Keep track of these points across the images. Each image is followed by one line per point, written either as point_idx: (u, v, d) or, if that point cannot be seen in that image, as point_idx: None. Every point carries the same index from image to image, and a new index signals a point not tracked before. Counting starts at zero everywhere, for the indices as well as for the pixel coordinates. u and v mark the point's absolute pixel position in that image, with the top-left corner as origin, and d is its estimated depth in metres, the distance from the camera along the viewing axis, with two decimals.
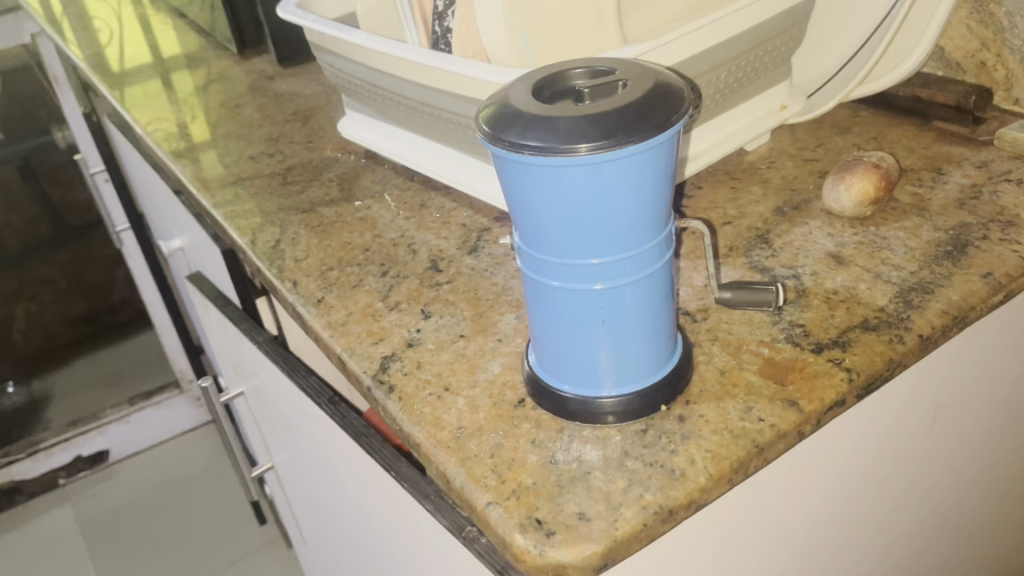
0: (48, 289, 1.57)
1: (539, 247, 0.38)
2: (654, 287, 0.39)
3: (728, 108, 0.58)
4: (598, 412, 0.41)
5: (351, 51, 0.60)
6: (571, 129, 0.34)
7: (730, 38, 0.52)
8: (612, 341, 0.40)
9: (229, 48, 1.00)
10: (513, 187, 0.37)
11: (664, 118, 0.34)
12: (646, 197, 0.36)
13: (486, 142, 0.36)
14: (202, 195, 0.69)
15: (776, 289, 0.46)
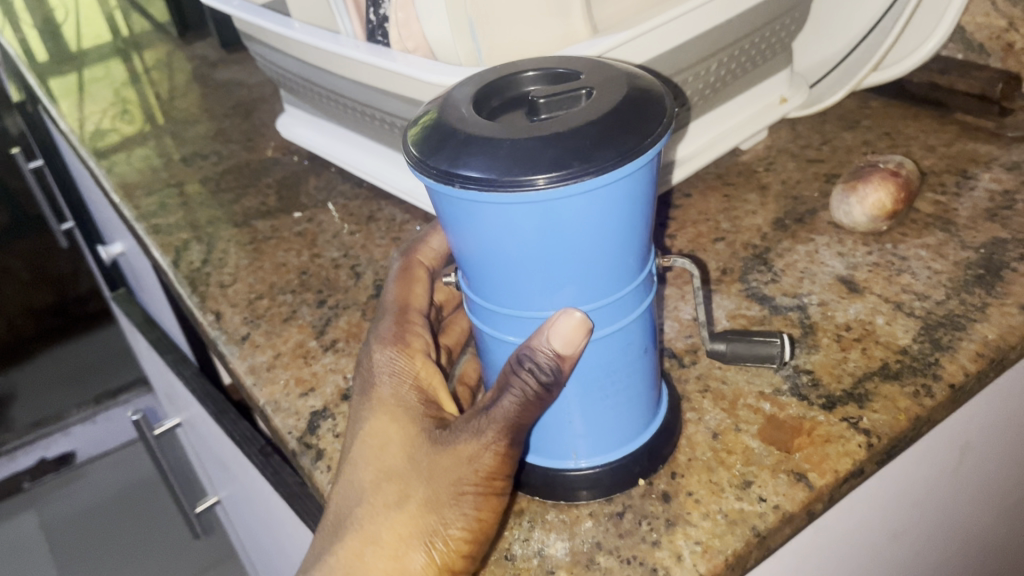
0: (9, 281, 1.36)
1: (490, 295, 0.30)
2: (632, 341, 0.31)
3: (721, 104, 0.50)
4: (568, 488, 0.34)
5: (282, 43, 0.51)
6: (515, 155, 0.24)
7: (723, 23, 0.44)
8: (579, 407, 0.32)
9: (172, 32, 0.92)
10: (446, 218, 0.28)
11: (642, 136, 0.25)
12: (619, 234, 0.27)
13: (414, 172, 0.27)
14: (124, 205, 0.61)
15: (781, 341, 0.37)
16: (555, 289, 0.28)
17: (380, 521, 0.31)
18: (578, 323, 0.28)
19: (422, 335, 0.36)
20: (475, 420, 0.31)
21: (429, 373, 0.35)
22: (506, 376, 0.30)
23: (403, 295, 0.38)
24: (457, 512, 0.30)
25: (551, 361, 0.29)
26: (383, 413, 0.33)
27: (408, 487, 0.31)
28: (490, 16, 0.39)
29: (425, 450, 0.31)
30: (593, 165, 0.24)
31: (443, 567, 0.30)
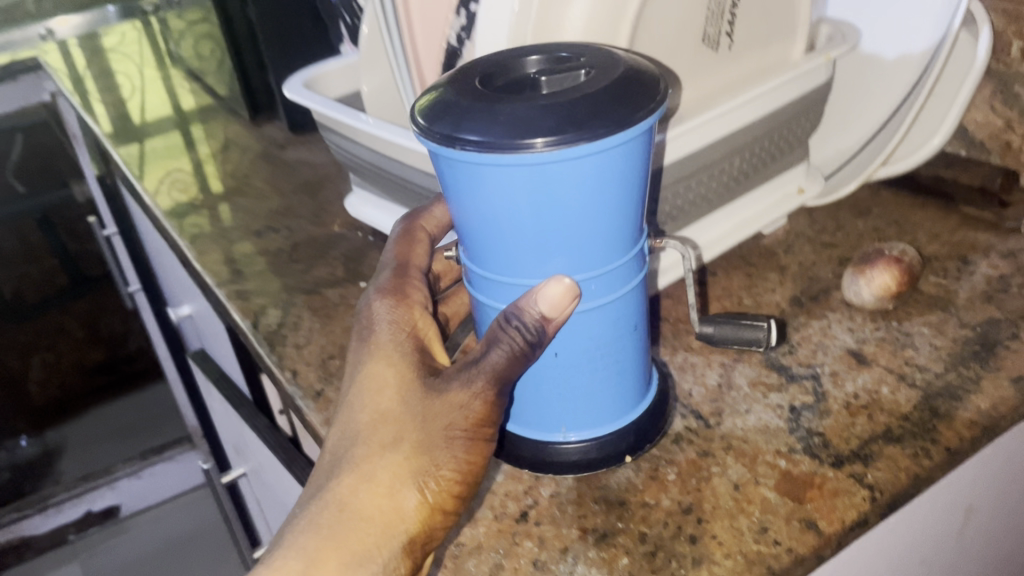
0: (64, 339, 1.56)
1: (495, 249, 0.37)
2: (621, 313, 0.39)
3: (743, 193, 0.56)
4: (558, 456, 0.43)
5: (355, 134, 0.59)
6: (512, 121, 0.31)
7: (742, 126, 0.50)
8: (570, 375, 0.41)
9: (241, 114, 1.01)
10: (451, 180, 0.35)
11: (634, 109, 0.32)
12: (604, 198, 0.34)
13: (424, 134, 0.33)
14: (205, 272, 0.68)
15: (765, 327, 0.48)
16: (551, 247, 0.35)
17: (374, 460, 0.35)
18: (566, 289, 0.36)
19: (420, 291, 0.43)
20: (467, 371, 0.37)
21: (423, 327, 0.41)
22: (495, 333, 0.37)
23: (404, 252, 0.44)
24: (448, 454, 0.36)
25: (537, 319, 0.36)
26: (379, 360, 0.39)
27: (402, 429, 0.36)
28: None
29: (418, 395, 0.37)
30: (586, 131, 0.31)
31: (431, 507, 0.36)
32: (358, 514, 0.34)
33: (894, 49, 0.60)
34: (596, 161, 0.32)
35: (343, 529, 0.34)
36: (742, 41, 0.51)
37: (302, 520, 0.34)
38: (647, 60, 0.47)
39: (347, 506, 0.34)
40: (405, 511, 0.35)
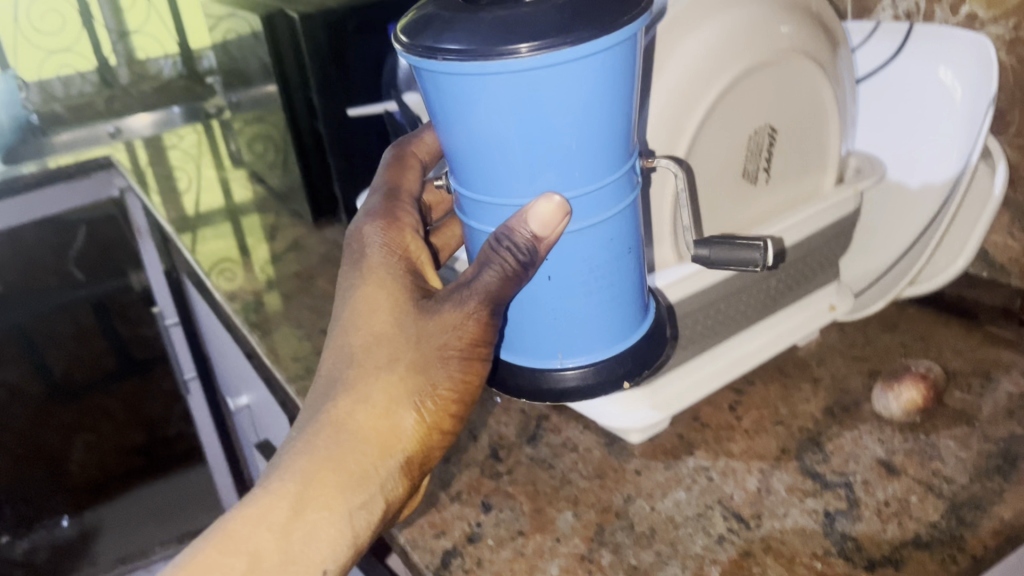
0: (107, 422, 1.56)
1: (490, 168, 0.39)
2: (614, 236, 0.41)
3: (780, 309, 0.61)
4: (557, 383, 0.44)
5: None
6: (493, 28, 0.34)
7: (778, 251, 0.55)
8: (564, 299, 0.42)
9: (305, 217, 1.08)
10: (439, 103, 0.38)
11: (618, 15, 0.34)
12: (592, 105, 0.36)
13: (411, 53, 0.36)
14: (276, 368, 0.74)
15: (762, 247, 0.45)
16: (541, 163, 0.38)
17: (375, 383, 0.43)
18: (556, 207, 0.38)
19: (409, 215, 0.50)
20: (460, 293, 0.43)
21: (412, 250, 0.48)
22: (488, 255, 0.40)
23: (395, 179, 0.53)
24: (440, 372, 0.43)
25: (528, 240, 0.38)
26: (373, 284, 0.46)
27: (397, 350, 0.43)
28: None
29: (412, 318, 0.44)
30: (571, 36, 0.33)
31: (424, 421, 0.43)
32: (358, 431, 0.42)
33: (919, 178, 0.66)
34: (582, 67, 0.34)
35: (345, 444, 0.42)
36: (778, 175, 0.57)
37: (308, 437, 0.42)
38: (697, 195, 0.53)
39: (346, 423, 0.42)
40: (402, 428, 0.43)
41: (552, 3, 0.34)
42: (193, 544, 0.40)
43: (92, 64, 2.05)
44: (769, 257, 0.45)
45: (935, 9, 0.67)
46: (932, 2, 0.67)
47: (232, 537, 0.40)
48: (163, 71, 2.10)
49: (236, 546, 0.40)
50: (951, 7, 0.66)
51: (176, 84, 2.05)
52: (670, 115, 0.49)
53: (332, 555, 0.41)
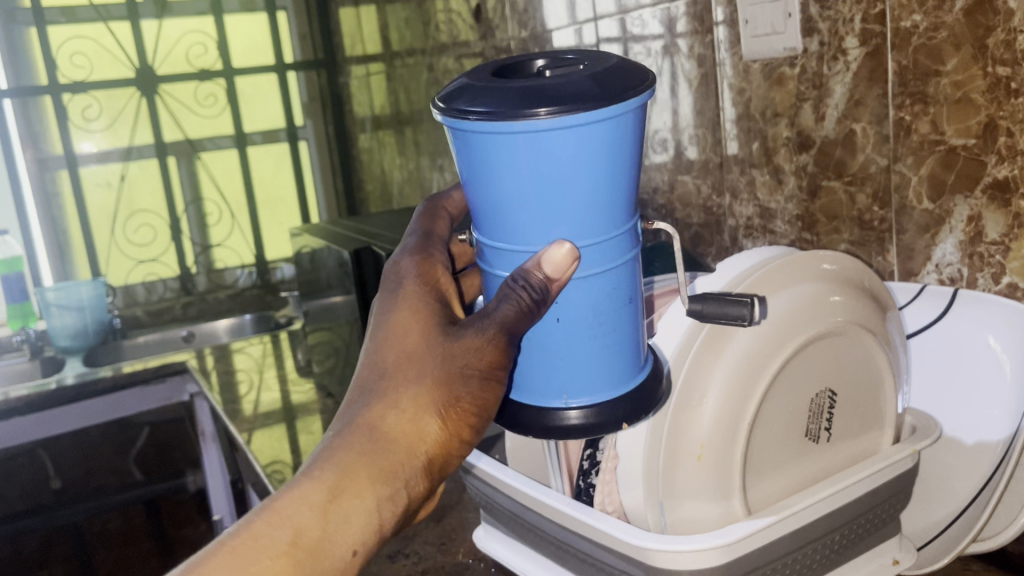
0: None
1: (510, 219, 0.47)
2: (616, 285, 0.49)
3: (842, 562, 0.61)
4: (561, 420, 0.50)
5: (500, 486, 0.65)
6: (519, 98, 0.43)
7: (838, 507, 0.57)
8: (572, 341, 0.49)
9: None
10: (471, 163, 0.47)
11: (624, 90, 0.44)
12: (599, 165, 0.45)
13: (449, 118, 0.45)
14: None
15: (750, 304, 0.51)
16: (554, 216, 0.46)
17: (405, 392, 0.49)
18: (567, 252, 0.46)
19: (439, 253, 0.56)
20: (480, 321, 0.48)
21: (442, 284, 0.54)
22: (507, 291, 0.47)
23: (427, 224, 0.59)
24: (463, 387, 0.49)
25: (543, 280, 0.46)
26: (405, 307, 0.51)
27: (425, 366, 0.49)
28: (673, 496, 0.56)
29: (439, 339, 0.49)
30: (583, 104, 0.42)
31: (447, 429, 0.49)
32: (389, 433, 0.48)
33: (972, 434, 0.70)
34: (592, 129, 0.43)
35: (376, 445, 0.48)
36: (839, 433, 0.61)
37: (346, 435, 0.48)
38: (759, 450, 0.58)
39: (377, 424, 0.48)
40: (427, 433, 0.49)
41: (570, 80, 0.44)
42: (246, 516, 0.47)
43: (175, 271, 2.38)
44: (755, 313, 0.52)
45: (977, 276, 0.71)
46: (975, 270, 0.71)
47: (277, 513, 0.46)
48: (238, 281, 2.44)
49: (281, 520, 0.46)
50: (992, 276, 0.70)
51: (250, 294, 2.44)
52: (738, 385, 0.55)
53: (362, 535, 0.48)
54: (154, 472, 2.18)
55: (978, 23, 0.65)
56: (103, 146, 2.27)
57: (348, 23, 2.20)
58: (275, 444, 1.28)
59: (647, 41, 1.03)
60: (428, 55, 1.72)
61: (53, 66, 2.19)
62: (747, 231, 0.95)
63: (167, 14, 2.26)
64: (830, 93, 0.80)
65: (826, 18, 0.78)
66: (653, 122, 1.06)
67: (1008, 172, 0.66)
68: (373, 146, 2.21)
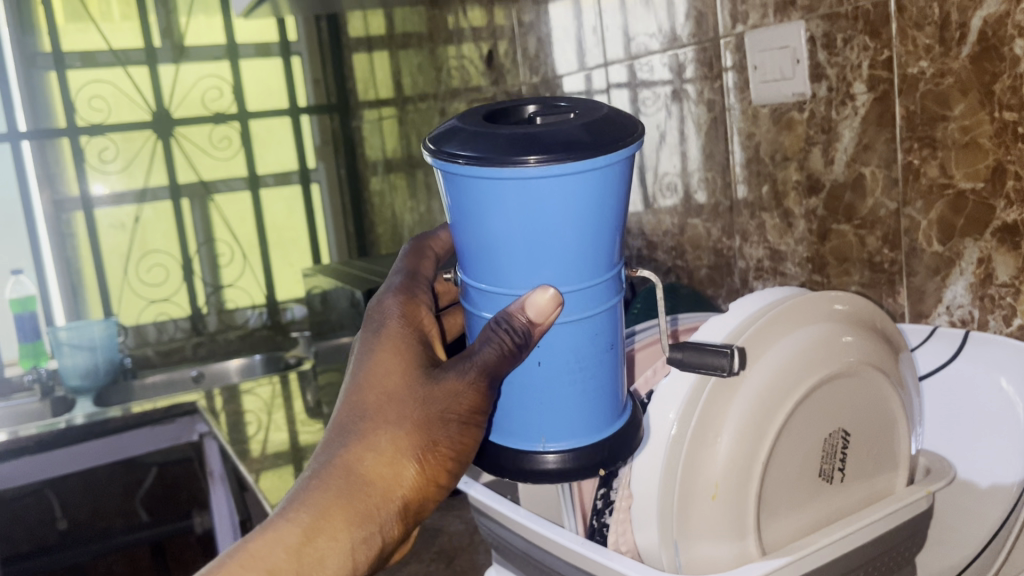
0: None
1: (497, 262, 0.48)
2: (598, 331, 0.50)
3: None
4: (538, 463, 0.51)
5: (514, 527, 0.64)
6: (509, 145, 0.44)
7: (854, 548, 0.57)
8: (552, 384, 0.50)
9: None
10: (460, 206, 0.48)
11: (614, 142, 0.45)
12: (584, 213, 0.46)
13: (439, 160, 0.46)
14: None
15: (729, 354, 0.52)
16: (539, 260, 0.47)
17: (384, 435, 0.49)
18: (550, 297, 0.46)
19: (425, 295, 0.57)
20: (462, 363, 0.49)
21: (424, 324, 0.54)
22: (489, 334, 0.48)
23: (413, 263, 0.60)
24: (443, 432, 0.49)
25: (526, 324, 0.46)
26: (386, 348, 0.51)
27: (405, 409, 0.49)
28: (687, 536, 0.56)
29: (420, 382, 0.50)
30: (572, 154, 0.43)
31: (424, 473, 0.49)
32: (366, 475, 0.48)
33: (987, 478, 0.70)
34: (580, 179, 0.44)
35: (354, 487, 0.48)
36: (853, 474, 0.61)
37: (324, 476, 0.48)
38: (773, 491, 0.58)
39: (356, 466, 0.48)
40: (404, 476, 0.49)
41: (561, 129, 0.45)
42: (218, 556, 0.47)
43: (186, 312, 2.40)
44: (734, 362, 0.53)
45: (989, 318, 0.71)
46: (986, 312, 0.72)
47: (251, 554, 0.46)
48: (249, 321, 2.46)
49: (254, 562, 0.46)
50: (1004, 317, 0.70)
51: (260, 334, 2.46)
52: (751, 424, 0.55)
53: None
54: (160, 513, 2.20)
55: (985, 68, 0.66)
56: (117, 187, 2.29)
57: (360, 68, 2.24)
58: (283, 483, 1.29)
59: (655, 87, 1.05)
60: (440, 99, 1.75)
61: (71, 109, 2.22)
62: (758, 272, 0.95)
63: (184, 59, 2.32)
64: (839, 137, 0.81)
65: (833, 65, 0.80)
66: (663, 166, 1.08)
67: (1017, 215, 0.67)
68: (384, 189, 2.23)
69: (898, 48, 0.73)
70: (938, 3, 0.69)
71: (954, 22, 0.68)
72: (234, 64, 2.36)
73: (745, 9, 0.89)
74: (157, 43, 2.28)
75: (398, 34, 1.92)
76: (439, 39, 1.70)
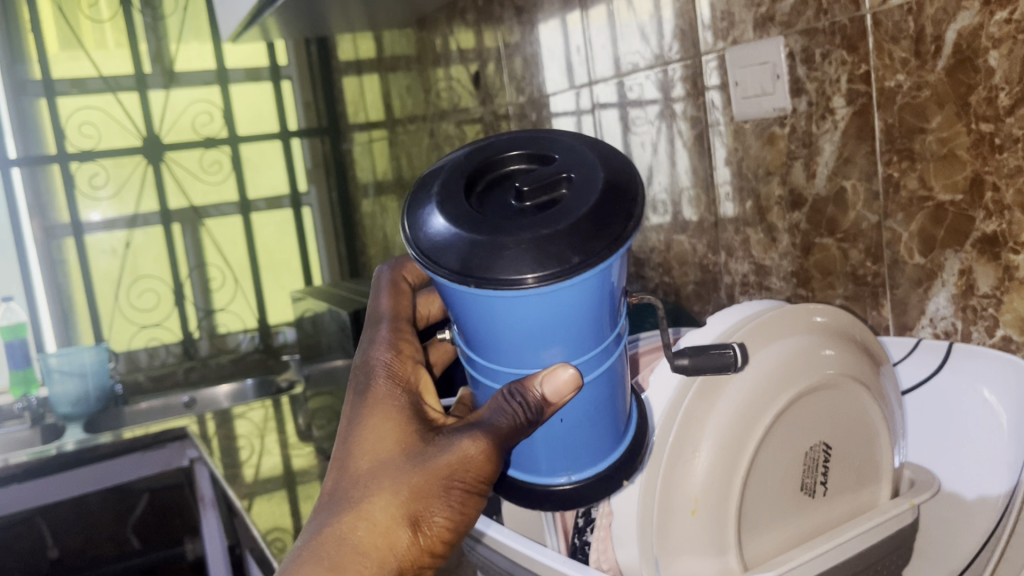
0: None
1: (507, 350, 0.49)
2: (610, 376, 0.52)
3: None
4: (568, 499, 0.53)
5: (511, 560, 0.61)
6: (508, 259, 0.44)
7: (832, 565, 0.56)
8: (575, 430, 0.52)
9: None
10: (460, 303, 0.48)
11: (614, 237, 0.44)
12: (589, 299, 0.46)
13: (432, 270, 0.46)
14: None
15: (733, 351, 0.53)
16: (547, 342, 0.48)
17: (379, 502, 0.50)
18: (570, 378, 0.48)
19: (411, 346, 0.58)
20: (467, 431, 0.50)
21: (412, 382, 0.55)
22: (501, 403, 0.49)
23: (393, 306, 0.61)
24: (442, 502, 0.50)
25: (540, 400, 0.48)
26: (378, 413, 0.53)
27: (404, 476, 0.50)
28: (667, 551, 0.55)
29: (417, 450, 0.51)
30: (573, 268, 0.43)
31: (419, 543, 0.51)
32: (359, 544, 0.49)
33: (974, 489, 0.70)
34: (584, 281, 0.45)
35: (345, 556, 0.49)
36: (836, 488, 0.61)
37: (315, 547, 0.49)
38: (753, 507, 0.57)
39: (349, 535, 0.49)
40: (398, 546, 0.50)
41: (562, 225, 0.44)
42: None
43: (178, 336, 2.39)
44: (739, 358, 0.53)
45: (972, 329, 0.71)
46: (968, 323, 0.71)
47: None
48: (241, 345, 2.45)
49: None
50: (986, 328, 0.70)
51: (252, 358, 2.46)
52: (731, 436, 0.55)
53: None
54: (153, 540, 2.22)
55: (961, 81, 0.67)
56: (109, 214, 2.30)
57: (350, 91, 2.25)
58: (271, 507, 1.28)
59: (644, 106, 1.05)
60: (429, 121, 1.75)
61: (62, 137, 2.23)
62: (743, 287, 0.95)
63: (174, 84, 2.33)
64: (820, 151, 0.81)
65: (813, 79, 0.80)
66: (650, 185, 1.08)
67: (996, 226, 0.67)
68: (375, 211, 2.24)
69: (875, 62, 0.74)
70: (912, 17, 0.69)
71: (929, 35, 0.68)
72: (224, 89, 2.37)
73: (727, 24, 0.89)
74: (147, 70, 2.29)
75: (387, 57, 1.92)
76: (427, 62, 1.70)
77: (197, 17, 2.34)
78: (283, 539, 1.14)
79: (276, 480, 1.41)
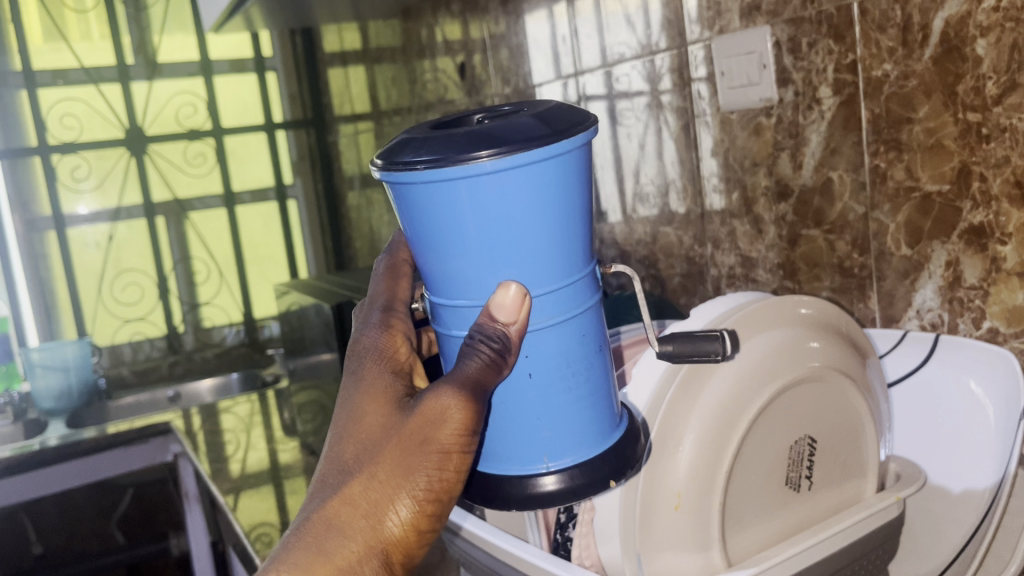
0: None
1: (466, 269, 0.47)
2: (586, 331, 0.49)
3: None
4: (538, 484, 0.49)
5: (488, 553, 0.61)
6: (463, 143, 0.43)
7: (818, 559, 0.55)
8: (546, 396, 0.49)
9: None
10: (425, 218, 0.46)
11: (568, 129, 0.45)
12: (549, 207, 0.45)
13: (386, 170, 0.45)
14: None
15: (718, 342, 0.51)
16: (503, 260, 0.46)
17: (361, 481, 0.48)
18: (513, 295, 0.46)
19: (403, 322, 0.55)
20: (438, 386, 0.48)
21: (404, 357, 0.53)
22: (468, 349, 0.47)
23: (390, 285, 0.57)
24: (422, 471, 0.48)
25: (500, 329, 0.46)
26: (363, 390, 0.51)
27: (383, 451, 0.48)
28: (650, 547, 0.55)
29: (394, 422, 0.49)
30: (521, 146, 0.43)
31: (408, 519, 0.48)
32: (345, 526, 0.48)
33: (958, 483, 0.69)
34: (542, 169, 0.44)
35: (333, 540, 0.47)
36: (819, 482, 0.60)
37: (304, 534, 0.48)
38: (739, 502, 0.56)
39: (334, 518, 0.48)
40: (384, 524, 0.48)
41: (514, 122, 0.45)
42: None
43: (162, 330, 2.36)
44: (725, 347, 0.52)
45: (958, 322, 0.70)
46: (955, 315, 0.71)
47: None
48: (226, 339, 2.43)
49: None
50: (973, 320, 0.69)
51: (237, 352, 2.44)
52: (712, 429, 0.54)
53: None
54: (137, 536, 2.20)
55: (948, 70, 0.66)
56: (93, 206, 2.27)
57: (336, 82, 2.23)
58: (255, 502, 1.27)
59: (631, 98, 1.04)
60: (415, 112, 1.74)
61: (43, 128, 2.20)
62: (729, 280, 0.94)
63: (157, 76, 2.30)
64: (806, 142, 0.80)
65: (799, 69, 0.79)
66: (637, 177, 1.07)
67: (983, 217, 0.66)
68: (361, 204, 2.23)
69: (861, 52, 0.73)
70: (899, 6, 0.68)
71: (916, 24, 0.67)
72: (209, 81, 2.35)
73: (713, 13, 0.88)
74: (130, 61, 2.27)
75: (372, 48, 1.91)
76: (413, 53, 1.69)
77: (181, 8, 2.32)
78: (266, 537, 1.12)
79: (260, 475, 1.40)
